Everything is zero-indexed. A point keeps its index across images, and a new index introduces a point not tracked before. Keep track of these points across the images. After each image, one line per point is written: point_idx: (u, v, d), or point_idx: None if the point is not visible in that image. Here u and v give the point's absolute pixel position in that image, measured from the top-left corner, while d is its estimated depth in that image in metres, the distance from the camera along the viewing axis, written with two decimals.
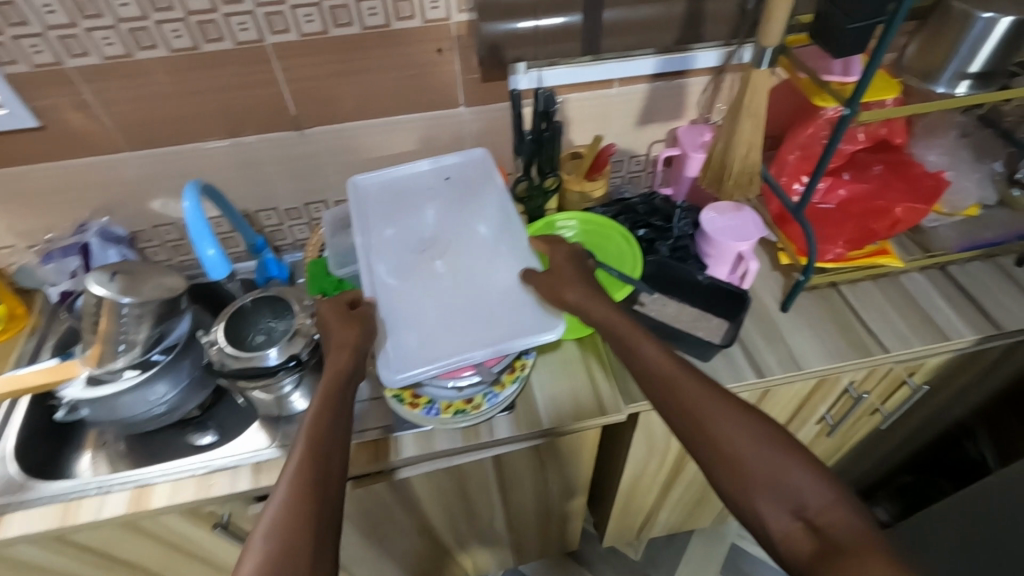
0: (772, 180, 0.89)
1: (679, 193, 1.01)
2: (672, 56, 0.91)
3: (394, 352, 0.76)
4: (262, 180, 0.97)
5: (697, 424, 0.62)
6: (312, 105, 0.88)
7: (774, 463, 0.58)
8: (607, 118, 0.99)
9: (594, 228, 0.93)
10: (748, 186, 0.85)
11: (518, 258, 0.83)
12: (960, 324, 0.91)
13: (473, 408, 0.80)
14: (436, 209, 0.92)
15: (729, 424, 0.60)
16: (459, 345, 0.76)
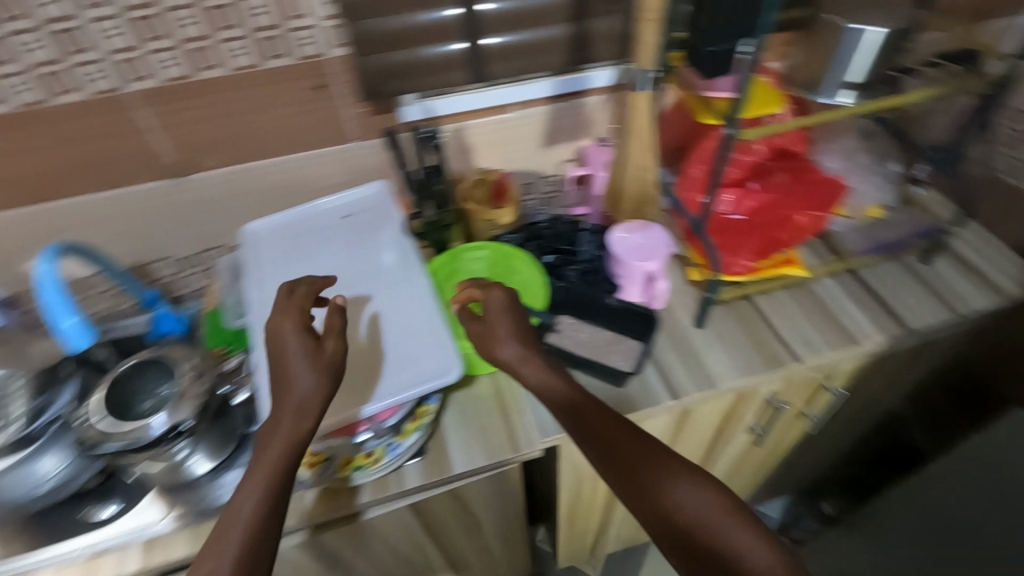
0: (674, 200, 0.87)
1: (592, 214, 0.98)
2: (568, 77, 0.89)
3: None
4: (147, 231, 0.91)
5: (642, 482, 0.63)
6: (190, 151, 0.83)
7: (715, 524, 0.59)
8: (510, 143, 0.96)
9: (500, 259, 0.90)
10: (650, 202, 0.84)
11: (422, 302, 0.81)
12: (869, 328, 0.91)
13: (373, 463, 0.76)
14: (330, 251, 0.87)
15: (680, 487, 0.61)
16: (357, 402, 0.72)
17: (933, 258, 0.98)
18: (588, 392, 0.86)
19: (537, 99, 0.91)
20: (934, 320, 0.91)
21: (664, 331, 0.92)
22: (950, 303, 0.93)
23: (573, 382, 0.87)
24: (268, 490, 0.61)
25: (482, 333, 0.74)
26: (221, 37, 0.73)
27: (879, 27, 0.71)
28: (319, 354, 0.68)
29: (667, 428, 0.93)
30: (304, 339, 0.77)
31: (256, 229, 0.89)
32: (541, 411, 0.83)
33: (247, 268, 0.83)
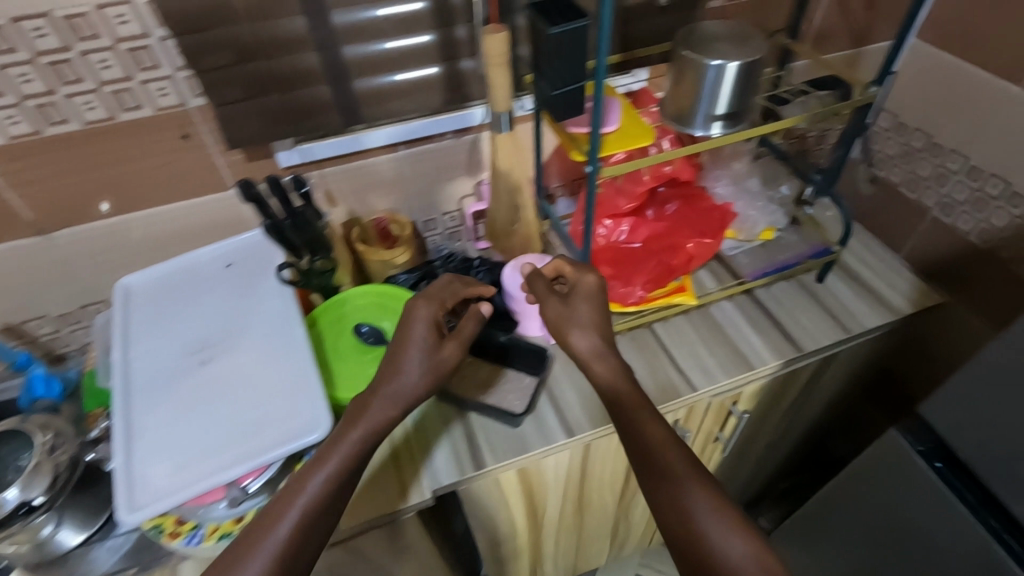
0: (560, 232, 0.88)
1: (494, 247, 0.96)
2: (449, 115, 0.88)
3: (136, 483, 0.66)
4: (15, 293, 0.86)
5: (671, 502, 0.63)
6: (51, 208, 0.79)
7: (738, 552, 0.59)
8: (402, 182, 0.95)
9: (387, 301, 0.86)
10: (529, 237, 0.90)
11: (294, 349, 0.76)
12: (765, 351, 0.92)
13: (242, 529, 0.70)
14: (209, 302, 0.83)
15: (702, 503, 0.61)
16: (213, 464, 0.67)
17: (827, 276, 1.00)
18: (483, 435, 0.84)
19: (424, 137, 0.90)
20: (826, 339, 0.93)
21: (562, 366, 0.91)
22: (843, 321, 0.95)
23: (467, 426, 0.85)
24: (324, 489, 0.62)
25: None
26: (68, 92, 0.71)
27: (732, 61, 0.72)
28: (437, 353, 0.71)
29: (571, 463, 0.91)
30: (168, 399, 0.73)
31: (135, 285, 0.85)
32: (432, 458, 0.82)
33: (121, 327, 0.80)
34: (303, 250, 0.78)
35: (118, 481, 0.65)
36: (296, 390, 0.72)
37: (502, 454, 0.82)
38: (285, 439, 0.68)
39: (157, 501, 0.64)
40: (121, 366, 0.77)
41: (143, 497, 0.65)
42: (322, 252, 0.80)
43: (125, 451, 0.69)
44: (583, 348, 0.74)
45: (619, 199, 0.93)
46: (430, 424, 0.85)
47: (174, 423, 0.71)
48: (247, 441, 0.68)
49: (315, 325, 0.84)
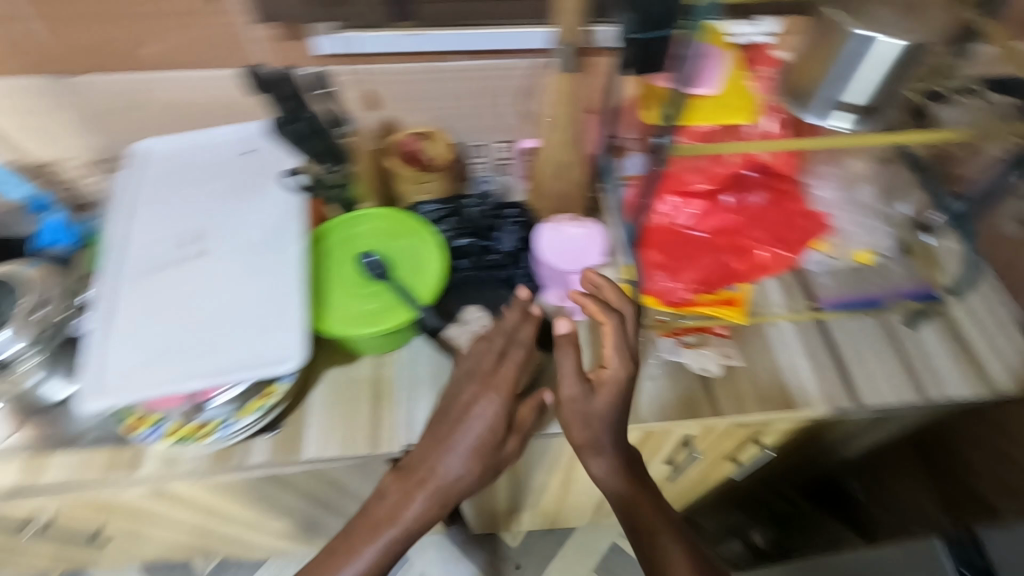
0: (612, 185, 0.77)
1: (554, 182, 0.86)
2: (494, 31, 0.75)
3: (98, 370, 0.64)
4: (44, 131, 0.83)
5: None
6: (82, 51, 0.75)
7: None
8: (453, 98, 0.84)
9: (397, 232, 0.78)
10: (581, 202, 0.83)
11: (280, 270, 0.70)
12: (812, 391, 0.78)
13: (203, 437, 0.68)
14: (209, 189, 0.77)
15: None
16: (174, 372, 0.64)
17: (922, 323, 0.82)
18: None
19: (484, 52, 0.78)
20: (893, 398, 0.77)
21: (577, 348, 0.81)
22: (921, 382, 0.79)
23: None
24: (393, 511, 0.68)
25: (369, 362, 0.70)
26: None
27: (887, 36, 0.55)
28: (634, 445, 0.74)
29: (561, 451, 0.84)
30: (149, 287, 0.69)
31: (154, 149, 0.81)
32: (412, 410, 0.77)
33: (126, 194, 0.76)
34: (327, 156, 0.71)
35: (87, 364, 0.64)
36: (269, 314, 0.67)
37: None
38: (249, 362, 0.64)
39: (114, 391, 0.62)
40: (115, 239, 0.73)
41: (99, 386, 0.63)
42: (342, 163, 0.73)
43: (93, 328, 0.67)
44: (582, 436, 0.68)
45: (696, 175, 0.79)
46: (421, 371, 0.79)
47: (145, 318, 0.67)
48: (210, 358, 0.64)
49: (322, 240, 0.77)
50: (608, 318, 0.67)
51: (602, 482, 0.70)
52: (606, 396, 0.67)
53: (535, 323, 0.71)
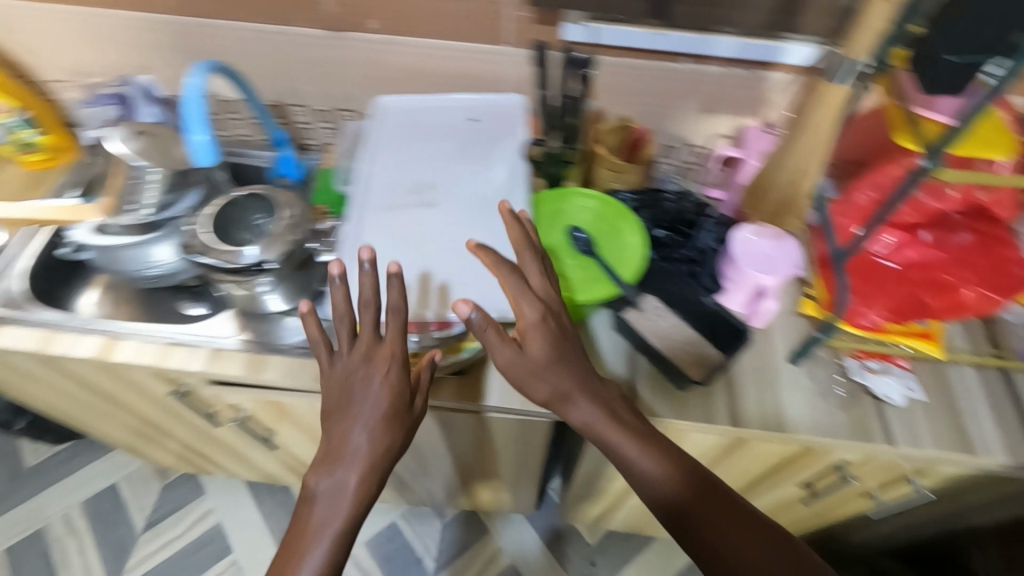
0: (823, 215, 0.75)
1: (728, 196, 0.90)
2: (757, 42, 0.78)
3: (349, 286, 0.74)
4: (294, 75, 0.94)
5: None
6: (355, 10, 0.84)
7: None
8: (667, 96, 0.88)
9: (603, 215, 0.82)
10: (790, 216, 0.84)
11: (509, 227, 0.78)
12: (995, 441, 0.77)
13: None
14: (442, 147, 0.86)
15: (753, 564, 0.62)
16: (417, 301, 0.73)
17: None
18: (646, 382, 0.81)
19: (716, 57, 0.82)
20: None
21: (751, 353, 0.84)
22: None
23: (633, 366, 0.82)
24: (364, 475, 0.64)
25: (351, 365, 0.67)
26: None
27: None
28: None
29: (713, 448, 0.86)
30: (393, 224, 0.79)
31: (391, 103, 0.90)
32: None
33: (370, 139, 0.86)
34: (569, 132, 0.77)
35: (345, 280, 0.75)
36: None
37: (660, 408, 0.79)
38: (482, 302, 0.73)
39: None
40: (364, 178, 0.83)
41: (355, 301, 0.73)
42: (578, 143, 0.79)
43: (347, 249, 0.77)
44: (544, 393, 0.66)
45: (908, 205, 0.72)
46: (599, 346, 0.84)
47: (390, 250, 0.76)
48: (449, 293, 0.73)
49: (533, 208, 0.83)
50: (503, 274, 0.66)
51: (640, 481, 0.65)
52: (535, 344, 0.65)
53: (404, 288, 0.66)
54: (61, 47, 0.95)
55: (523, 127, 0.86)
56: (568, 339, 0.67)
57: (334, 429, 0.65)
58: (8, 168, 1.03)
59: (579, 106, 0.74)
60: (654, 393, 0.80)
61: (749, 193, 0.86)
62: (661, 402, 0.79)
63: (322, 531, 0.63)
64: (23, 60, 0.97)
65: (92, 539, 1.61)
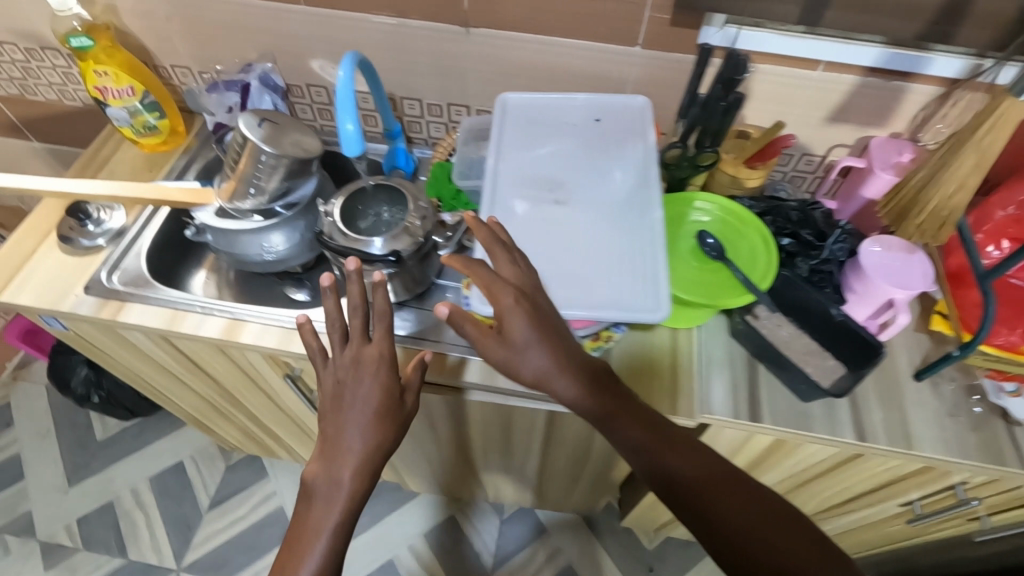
0: (966, 231, 0.76)
1: (845, 209, 0.91)
2: (904, 52, 0.78)
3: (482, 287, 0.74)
4: (415, 69, 0.96)
5: None
6: (489, 7, 0.84)
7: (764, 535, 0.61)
8: (794, 104, 0.88)
9: (732, 222, 0.81)
10: (935, 231, 0.79)
11: (641, 231, 0.77)
12: None
13: None
14: (568, 149, 0.85)
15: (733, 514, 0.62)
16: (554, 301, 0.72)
17: None
18: (766, 390, 0.80)
19: (854, 66, 0.81)
20: None
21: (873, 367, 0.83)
22: None
23: (752, 374, 0.82)
24: (356, 467, 0.66)
25: (347, 368, 0.70)
26: None
27: None
28: None
29: (825, 461, 0.86)
30: (525, 223, 0.78)
31: (514, 100, 0.90)
32: (708, 383, 0.81)
33: (498, 136, 0.86)
34: (713, 137, 0.74)
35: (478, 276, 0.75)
36: (633, 268, 0.74)
37: (782, 418, 0.78)
38: (619, 306, 0.71)
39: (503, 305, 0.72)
40: (492, 174, 0.83)
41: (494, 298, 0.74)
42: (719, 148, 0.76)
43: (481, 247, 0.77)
44: (529, 374, 0.64)
45: None
46: (716, 352, 0.84)
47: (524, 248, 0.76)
48: (586, 296, 0.72)
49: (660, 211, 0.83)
50: (475, 268, 0.64)
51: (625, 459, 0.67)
52: (515, 326, 0.63)
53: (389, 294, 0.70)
54: (189, 33, 0.97)
55: (651, 129, 0.85)
56: (547, 319, 0.65)
57: (322, 429, 0.68)
58: (125, 151, 1.06)
59: (730, 115, 0.70)
60: (775, 403, 0.79)
61: (891, 198, 0.83)
62: (783, 412, 0.79)
63: (321, 531, 0.64)
64: (150, 47, 1.00)
65: (159, 515, 1.65)
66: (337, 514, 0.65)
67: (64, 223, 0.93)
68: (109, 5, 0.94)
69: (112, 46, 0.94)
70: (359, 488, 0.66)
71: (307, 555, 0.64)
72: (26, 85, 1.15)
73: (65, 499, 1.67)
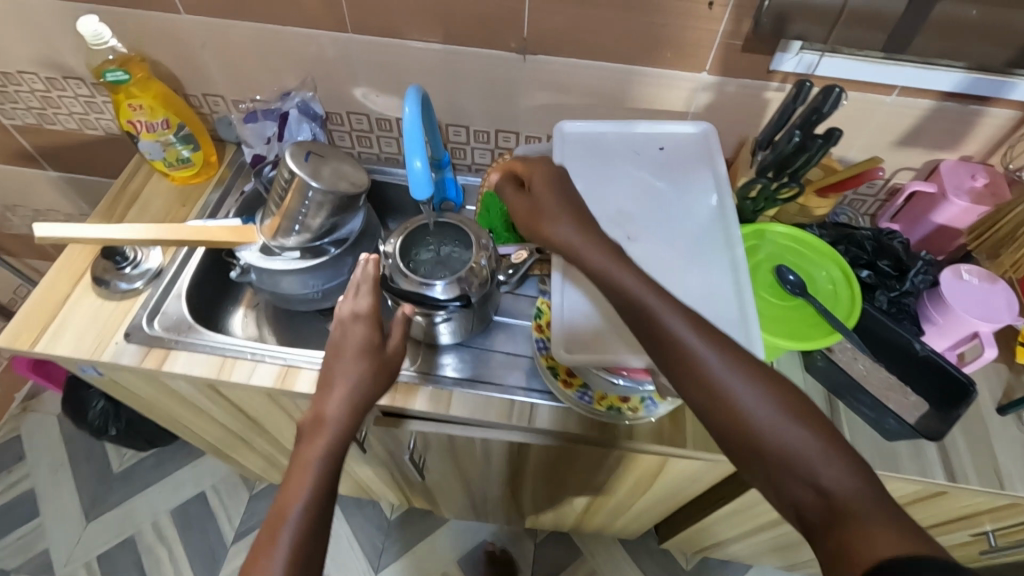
0: None
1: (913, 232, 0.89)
2: (987, 77, 0.75)
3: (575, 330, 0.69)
4: (464, 96, 0.91)
5: None
6: (549, 33, 0.80)
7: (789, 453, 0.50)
8: (863, 129, 0.85)
9: (809, 256, 0.78)
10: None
11: (722, 270, 0.73)
12: None
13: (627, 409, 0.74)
14: (634, 180, 0.82)
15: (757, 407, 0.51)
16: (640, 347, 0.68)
17: None
18: (849, 429, 0.78)
19: (932, 91, 0.78)
20: None
21: None
22: None
23: (833, 411, 0.80)
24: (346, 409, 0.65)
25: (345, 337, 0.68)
26: None
27: None
28: None
29: (904, 498, 0.83)
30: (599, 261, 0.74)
31: (572, 128, 0.86)
32: None
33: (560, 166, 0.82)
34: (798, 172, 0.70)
35: (558, 322, 0.70)
36: (716, 310, 0.70)
37: (869, 459, 0.76)
38: None
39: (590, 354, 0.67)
40: None
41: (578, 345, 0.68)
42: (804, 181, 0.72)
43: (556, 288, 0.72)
44: (559, 241, 0.64)
45: None
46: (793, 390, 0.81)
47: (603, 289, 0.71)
48: None
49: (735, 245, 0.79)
50: (516, 160, 0.75)
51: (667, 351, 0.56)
52: (539, 184, 0.69)
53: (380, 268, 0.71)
54: (224, 62, 0.92)
55: (720, 159, 0.82)
56: (573, 194, 0.68)
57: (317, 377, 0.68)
58: (155, 185, 1.00)
59: (822, 153, 0.65)
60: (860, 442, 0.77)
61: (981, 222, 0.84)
62: (868, 451, 0.76)
63: (305, 471, 0.61)
64: (181, 75, 0.95)
65: (182, 548, 1.60)
66: (317, 464, 0.61)
67: (99, 265, 0.88)
68: (141, 34, 0.89)
69: (148, 78, 0.90)
70: (345, 436, 0.65)
71: (284, 520, 0.58)
72: (44, 114, 1.09)
73: (84, 534, 1.61)
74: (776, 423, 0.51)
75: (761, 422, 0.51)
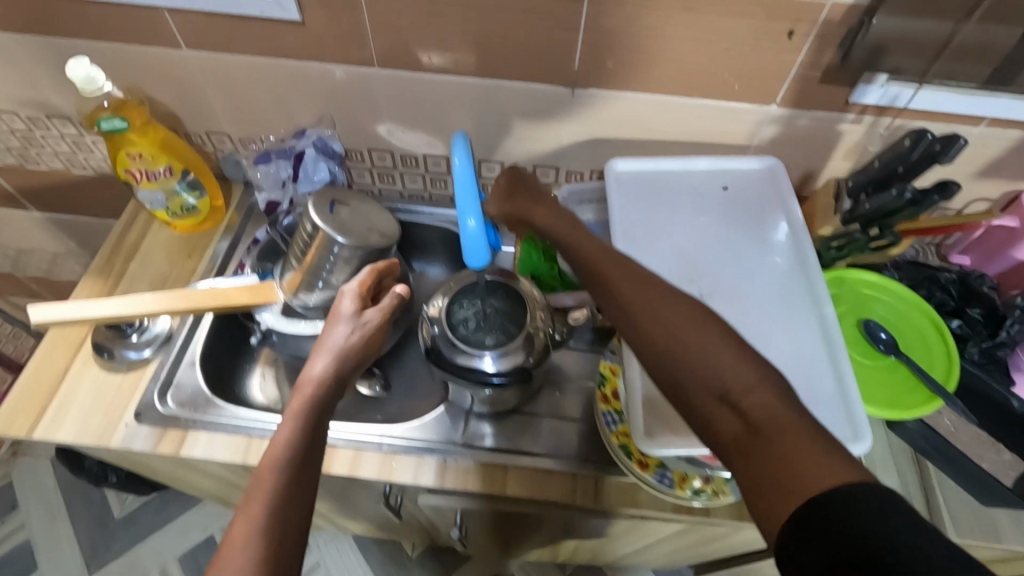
0: None
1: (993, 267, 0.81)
2: None
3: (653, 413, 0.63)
4: (500, 131, 0.83)
5: None
6: (602, 65, 0.72)
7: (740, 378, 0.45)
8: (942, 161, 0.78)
9: (898, 308, 0.71)
10: None
11: (806, 332, 0.67)
12: None
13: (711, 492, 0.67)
14: (697, 229, 0.76)
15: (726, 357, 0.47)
16: None
17: None
18: (943, 495, 0.71)
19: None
20: None
21: None
22: None
23: (923, 475, 0.73)
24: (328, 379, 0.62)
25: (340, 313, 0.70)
26: None
27: None
28: None
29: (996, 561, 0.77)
30: None
31: (624, 168, 0.78)
32: None
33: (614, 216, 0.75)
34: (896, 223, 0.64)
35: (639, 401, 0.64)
36: (804, 378, 0.64)
37: (969, 530, 0.69)
38: None
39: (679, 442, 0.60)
40: None
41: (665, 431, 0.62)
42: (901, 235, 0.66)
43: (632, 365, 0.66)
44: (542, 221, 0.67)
45: None
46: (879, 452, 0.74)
47: None
48: None
49: None
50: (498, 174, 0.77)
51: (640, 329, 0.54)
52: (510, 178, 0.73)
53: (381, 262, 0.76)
54: (231, 99, 0.83)
55: (790, 201, 0.75)
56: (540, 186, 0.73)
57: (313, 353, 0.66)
58: (156, 233, 0.91)
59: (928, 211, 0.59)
60: (956, 510, 0.70)
61: None
62: (967, 521, 0.70)
63: (272, 445, 0.54)
64: (181, 113, 0.85)
65: None
66: (308, 412, 0.58)
67: (99, 332, 0.79)
68: (135, 70, 0.79)
69: (147, 123, 0.79)
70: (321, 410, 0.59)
71: (254, 497, 0.51)
72: (26, 154, 0.99)
73: None
74: (706, 350, 0.48)
75: (714, 362, 0.47)
